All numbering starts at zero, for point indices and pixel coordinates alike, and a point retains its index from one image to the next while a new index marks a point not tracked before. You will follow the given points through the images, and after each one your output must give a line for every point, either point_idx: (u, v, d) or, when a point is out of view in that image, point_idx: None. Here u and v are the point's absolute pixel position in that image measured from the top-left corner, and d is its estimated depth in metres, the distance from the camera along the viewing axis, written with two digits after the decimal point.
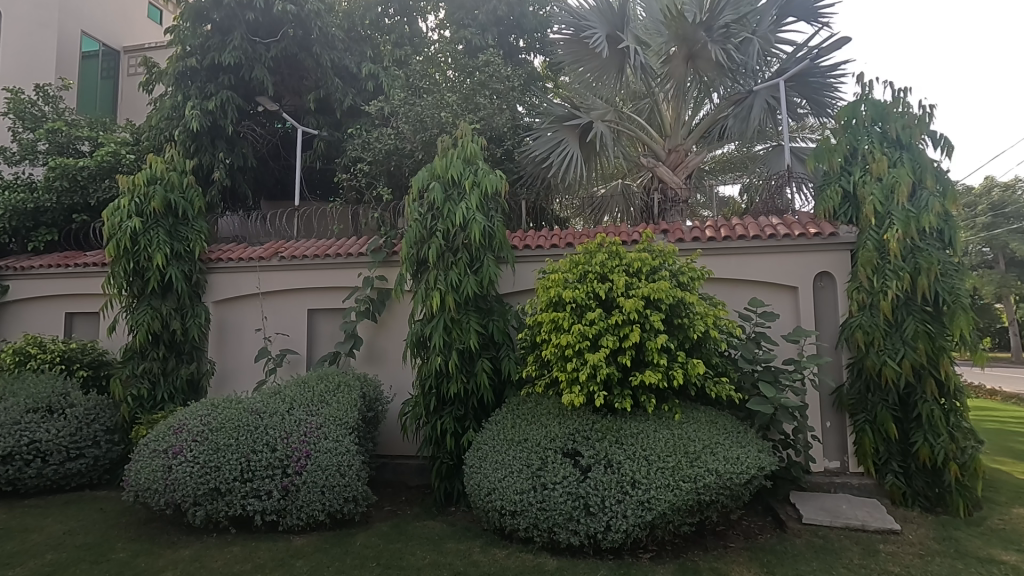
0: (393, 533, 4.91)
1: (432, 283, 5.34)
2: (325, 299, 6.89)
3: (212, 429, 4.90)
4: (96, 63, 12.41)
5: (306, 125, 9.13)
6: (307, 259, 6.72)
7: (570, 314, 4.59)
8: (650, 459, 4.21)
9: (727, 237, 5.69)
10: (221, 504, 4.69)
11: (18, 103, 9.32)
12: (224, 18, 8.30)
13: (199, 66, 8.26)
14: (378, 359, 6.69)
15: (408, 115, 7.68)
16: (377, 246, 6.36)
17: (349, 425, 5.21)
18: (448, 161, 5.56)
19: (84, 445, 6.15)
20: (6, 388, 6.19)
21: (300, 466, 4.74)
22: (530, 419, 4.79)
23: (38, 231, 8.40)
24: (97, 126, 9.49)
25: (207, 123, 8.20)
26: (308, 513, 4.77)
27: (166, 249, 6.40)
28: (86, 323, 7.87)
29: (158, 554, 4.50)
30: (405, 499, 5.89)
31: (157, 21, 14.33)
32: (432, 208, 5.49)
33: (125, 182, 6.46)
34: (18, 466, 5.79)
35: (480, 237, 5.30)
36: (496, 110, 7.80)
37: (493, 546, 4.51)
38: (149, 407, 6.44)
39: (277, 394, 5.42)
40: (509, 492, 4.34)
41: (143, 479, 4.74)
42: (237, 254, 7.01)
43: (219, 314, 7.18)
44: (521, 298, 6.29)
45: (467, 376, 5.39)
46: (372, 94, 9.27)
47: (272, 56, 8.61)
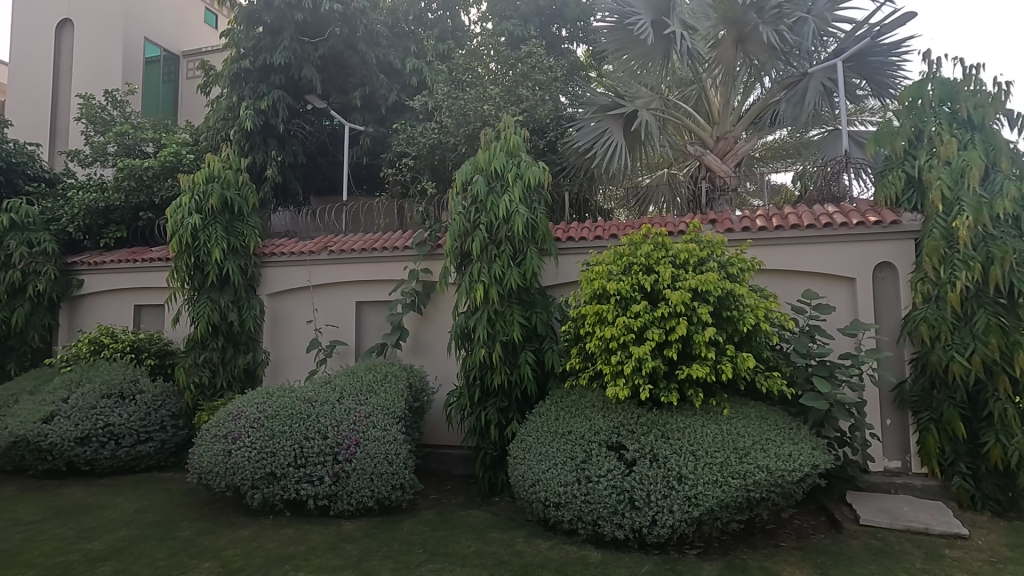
0: (438, 521, 5.01)
1: (475, 275, 5.38)
2: (372, 291, 7.04)
3: (267, 416, 5.13)
4: (158, 67, 12.94)
5: (352, 121, 9.33)
6: (355, 252, 6.90)
7: (614, 307, 4.53)
8: (697, 454, 4.14)
9: (779, 227, 5.50)
10: (277, 488, 4.91)
11: (90, 109, 9.95)
12: (275, 20, 8.51)
13: (252, 67, 8.53)
14: (424, 351, 6.81)
15: (452, 109, 7.71)
16: (422, 239, 6.48)
17: (397, 414, 5.33)
18: (492, 153, 5.58)
19: (153, 429, 6.57)
20: (82, 376, 6.67)
21: (350, 453, 4.91)
22: (573, 412, 4.77)
23: (108, 229, 8.95)
24: (160, 128, 10.01)
25: (260, 122, 8.47)
26: (358, 499, 4.92)
27: (224, 244, 6.71)
28: (153, 315, 8.36)
29: (219, 533, 4.75)
30: (449, 488, 6.00)
31: (212, 25, 14.69)
32: (476, 201, 5.52)
33: (185, 180, 6.79)
34: (94, 447, 6.23)
35: (522, 229, 5.30)
36: (539, 101, 7.74)
37: (537, 537, 4.54)
38: (210, 394, 6.79)
39: (327, 383, 5.61)
40: (553, 484, 4.34)
41: (206, 462, 5.01)
42: (289, 248, 7.27)
43: (273, 307, 7.48)
44: (565, 291, 6.27)
45: (511, 368, 5.41)
46: (416, 89, 9.42)
47: (320, 55, 8.81)
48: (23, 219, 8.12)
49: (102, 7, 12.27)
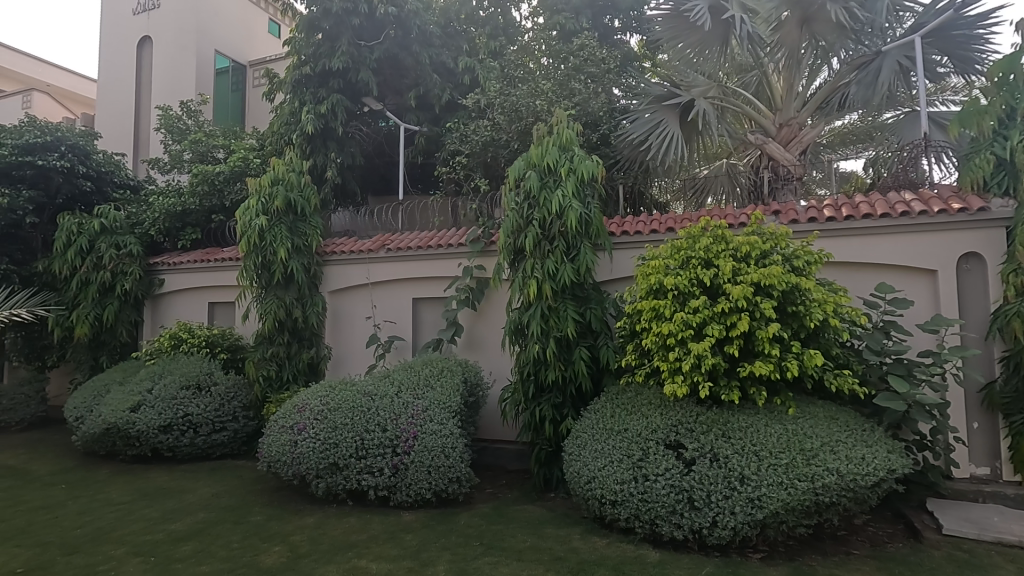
0: (494, 515, 5.06)
1: (529, 271, 5.38)
2: (428, 288, 7.18)
3: (330, 408, 5.34)
4: (227, 78, 13.60)
5: (407, 122, 9.52)
6: (411, 250, 7.05)
7: (672, 302, 4.42)
8: (760, 455, 3.98)
9: (849, 217, 5.19)
10: (340, 478, 5.10)
11: (168, 119, 10.65)
12: (333, 26, 8.79)
13: (312, 73, 8.86)
14: (478, 346, 6.88)
15: (504, 105, 7.69)
16: (476, 236, 6.56)
17: (453, 409, 5.41)
18: (544, 149, 5.56)
19: (226, 419, 6.99)
20: (164, 368, 7.17)
21: (408, 446, 5.04)
22: (629, 409, 4.70)
23: (185, 231, 9.56)
24: (230, 135, 10.57)
25: (321, 125, 8.78)
26: (416, 490, 5.05)
27: (288, 243, 7.03)
28: (225, 312, 8.87)
29: (287, 519, 4.99)
30: (505, 483, 6.05)
31: (276, 35, 15.27)
32: (528, 197, 5.52)
33: (253, 183, 7.16)
34: (175, 435, 6.70)
35: (576, 224, 5.26)
36: (592, 94, 7.63)
37: (593, 535, 4.50)
38: (277, 387, 7.13)
39: (386, 377, 5.78)
40: (609, 481, 4.29)
41: (274, 451, 5.26)
42: (349, 247, 7.52)
43: (335, 303, 7.76)
44: (619, 286, 6.16)
45: (565, 364, 5.38)
46: (469, 87, 9.54)
47: (376, 58, 9.03)
48: (111, 224, 8.79)
49: (177, 24, 13.06)
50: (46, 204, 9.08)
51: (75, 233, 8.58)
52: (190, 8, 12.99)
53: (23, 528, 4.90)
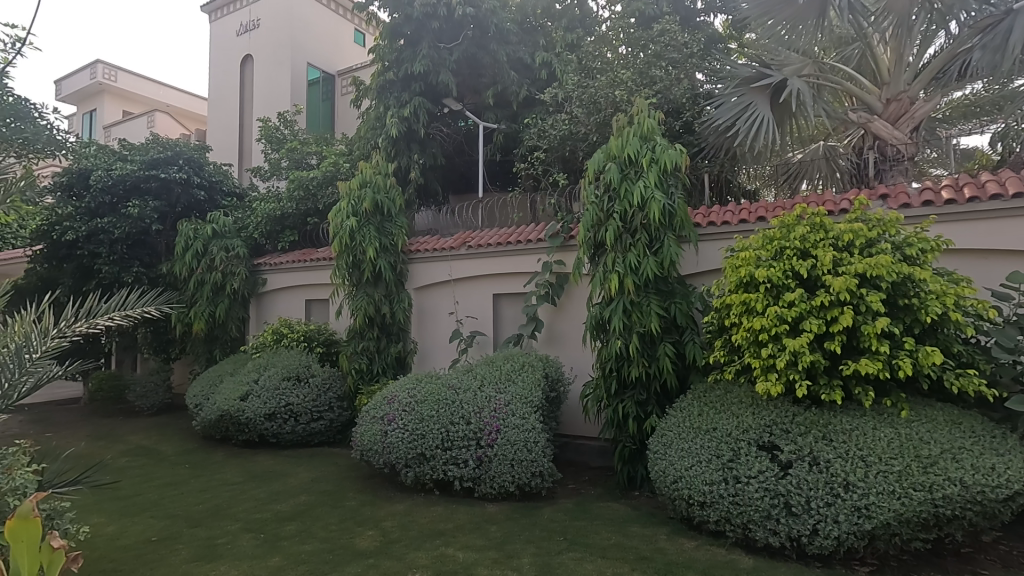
0: (577, 510, 5.04)
1: (610, 265, 5.29)
2: (508, 284, 7.25)
3: (417, 401, 5.55)
4: (318, 88, 14.42)
5: (486, 120, 9.66)
6: (492, 247, 7.15)
7: (764, 296, 4.16)
8: (868, 460, 3.67)
9: (974, 199, 4.64)
10: (427, 468, 5.28)
11: (268, 130, 11.50)
12: (414, 31, 9.08)
13: (395, 78, 9.20)
14: (559, 341, 6.86)
15: (582, 98, 7.58)
16: (555, 231, 6.56)
17: (535, 403, 5.44)
18: (625, 140, 5.43)
19: (323, 408, 7.46)
20: (268, 361, 7.78)
21: (491, 439, 5.13)
22: (718, 407, 4.49)
23: (284, 234, 10.27)
24: (322, 142, 11.23)
25: (404, 128, 9.11)
26: (500, 483, 5.13)
27: (376, 242, 7.38)
28: (321, 308, 9.47)
29: (379, 505, 5.25)
30: (588, 479, 6.01)
31: (361, 44, 15.96)
32: (609, 190, 5.41)
33: (344, 187, 7.57)
34: (279, 422, 7.24)
35: (659, 216, 5.10)
36: (674, 81, 7.34)
37: (680, 536, 4.36)
38: (368, 379, 7.52)
39: (470, 371, 5.91)
40: (697, 482, 4.13)
41: (366, 440, 5.55)
42: (432, 245, 7.75)
43: (420, 300, 8.05)
44: (706, 279, 5.93)
45: (649, 360, 5.24)
46: (546, 82, 9.54)
47: (455, 59, 9.22)
48: (221, 229, 9.63)
49: (275, 41, 14.06)
50: (168, 213, 10.10)
51: (192, 238, 9.48)
52: (285, 25, 13.93)
53: (155, 501, 5.51)
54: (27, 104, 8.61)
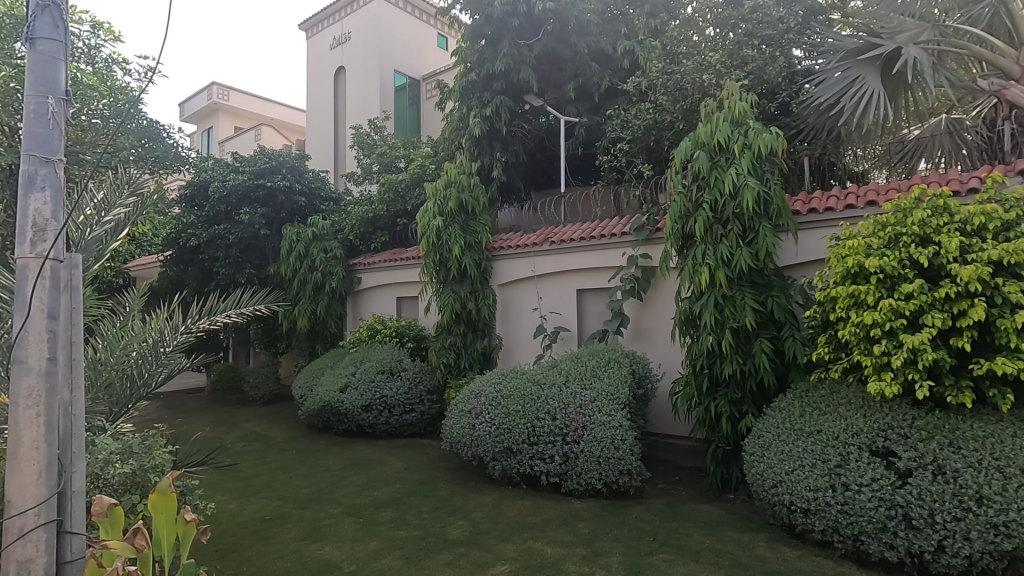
0: (667, 511, 4.89)
1: (699, 258, 5.07)
2: (592, 279, 7.15)
3: (503, 395, 5.64)
4: (404, 93, 14.99)
5: (567, 114, 9.59)
6: (575, 242, 7.09)
7: (876, 287, 3.80)
8: (1006, 472, 3.27)
9: None
10: (514, 462, 5.36)
11: (360, 137, 12.13)
12: (495, 31, 9.17)
13: (477, 78, 9.34)
14: (646, 337, 6.68)
15: (667, 85, 7.28)
16: (640, 224, 6.38)
17: (621, 400, 5.34)
18: (714, 126, 5.16)
19: (414, 401, 7.79)
20: (364, 355, 8.24)
21: (577, 435, 5.11)
22: (822, 409, 4.17)
23: (376, 235, 10.81)
24: (409, 145, 11.68)
25: (486, 128, 9.23)
26: (587, 480, 5.09)
27: (461, 241, 7.57)
28: (410, 305, 9.88)
29: (468, 496, 5.40)
30: (678, 479, 5.81)
31: (444, 47, 16.37)
32: (697, 179, 5.18)
33: (430, 188, 7.83)
34: (374, 413, 7.66)
35: (753, 204, 4.82)
36: (768, 60, 6.87)
37: (781, 544, 4.10)
38: (456, 373, 7.76)
39: (554, 367, 5.91)
40: (800, 488, 3.85)
41: (455, 433, 5.71)
42: (515, 241, 7.82)
43: (504, 296, 8.16)
44: (807, 270, 5.53)
45: (743, 357, 4.97)
46: (629, 71, 9.31)
47: (535, 55, 9.22)
48: (320, 232, 10.31)
49: (365, 51, 14.81)
50: (274, 218, 10.96)
51: (295, 241, 10.23)
52: (374, 35, 14.62)
53: (268, 483, 6.01)
54: (157, 125, 9.67)
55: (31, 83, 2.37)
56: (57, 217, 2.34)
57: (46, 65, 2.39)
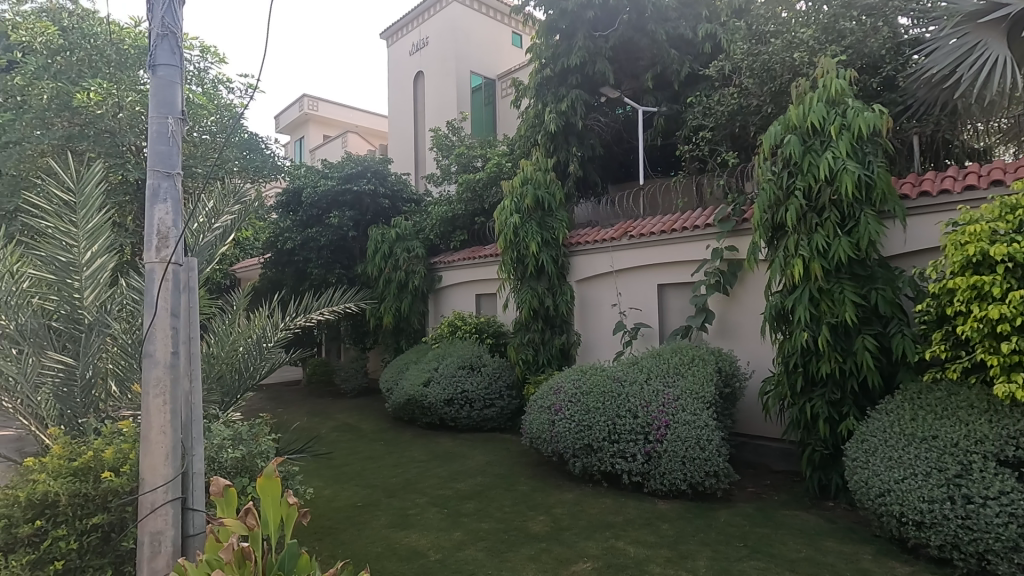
0: (758, 516, 4.65)
1: (792, 249, 4.77)
2: (673, 273, 6.92)
3: (583, 392, 5.60)
4: (481, 94, 15.23)
5: (645, 104, 9.35)
6: (654, 235, 6.90)
7: (1004, 278, 3.39)
8: None
9: None
10: (594, 459, 5.30)
11: (439, 138, 12.48)
12: (570, 25, 9.06)
13: (553, 74, 9.28)
14: (733, 333, 6.38)
15: (753, 67, 6.85)
16: (725, 215, 6.10)
17: (707, 399, 5.15)
18: (807, 107, 4.81)
19: (495, 396, 7.93)
20: (445, 351, 8.49)
21: (660, 434, 4.98)
22: (938, 412, 3.79)
23: (455, 234, 11.09)
24: (485, 145, 11.86)
25: (562, 123, 9.14)
26: (671, 480, 4.95)
27: (538, 237, 7.59)
28: (489, 302, 10.06)
29: (549, 492, 5.42)
30: (770, 483, 5.51)
31: (518, 45, 16.45)
32: (789, 165, 4.86)
33: (507, 185, 7.90)
34: (456, 407, 7.87)
35: (853, 190, 4.45)
36: (869, 31, 6.30)
37: (889, 558, 3.78)
38: (535, 369, 7.82)
39: (635, 364, 5.78)
40: (912, 498, 3.53)
41: (535, 428, 5.74)
42: (593, 237, 7.73)
43: (582, 292, 8.08)
44: (919, 260, 5.04)
45: (843, 355, 4.61)
46: (710, 55, 8.94)
47: (611, 46, 9.02)
48: (403, 232, 10.72)
49: (442, 55, 15.20)
50: (361, 220, 11.53)
51: (380, 242, 10.71)
52: (450, 39, 14.97)
53: (360, 472, 6.36)
54: (257, 138, 10.46)
55: (155, 106, 2.64)
56: (176, 225, 2.60)
57: (167, 89, 2.66)
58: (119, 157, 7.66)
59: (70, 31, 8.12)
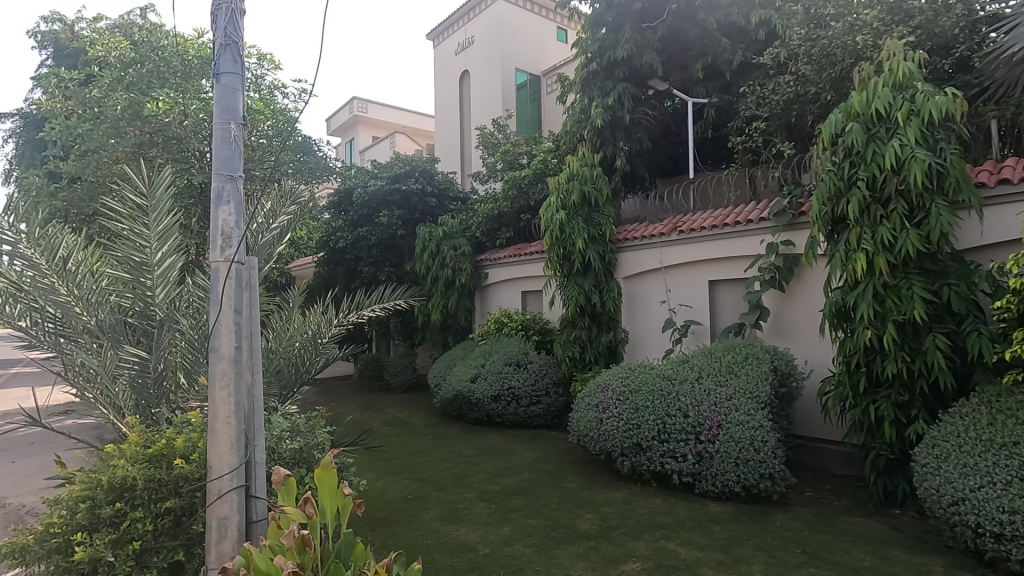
0: (817, 522, 4.46)
1: (854, 243, 4.54)
2: (726, 269, 6.72)
3: (631, 390, 5.52)
4: (526, 91, 15.18)
5: (695, 96, 9.14)
6: (705, 230, 6.71)
7: None
8: None
9: None
10: (643, 459, 5.22)
11: (485, 137, 12.56)
12: (616, 17, 8.89)
13: (599, 68, 9.14)
14: (789, 331, 6.14)
15: (811, 53, 6.54)
16: (781, 208, 5.88)
17: (761, 399, 4.99)
18: (870, 93, 4.55)
19: (541, 393, 7.93)
20: (492, 347, 8.56)
21: (712, 435, 4.85)
22: (1020, 417, 3.54)
23: (501, 231, 11.15)
24: (531, 141, 11.85)
25: (609, 117, 9.00)
26: (723, 482, 4.82)
27: (585, 234, 7.52)
28: (535, 299, 10.06)
29: (597, 490, 5.38)
30: (830, 488, 5.28)
31: (563, 40, 16.33)
32: (850, 154, 4.62)
33: (553, 182, 7.87)
34: (503, 403, 7.92)
35: (922, 179, 4.19)
36: (940, 10, 5.90)
37: (963, 571, 3.56)
38: (581, 367, 7.77)
39: (685, 362, 5.66)
40: (990, 508, 3.31)
41: (582, 426, 5.70)
42: (640, 232, 7.60)
43: (629, 289, 7.96)
44: (998, 254, 4.69)
45: (911, 354, 4.36)
46: (764, 43, 8.64)
47: (659, 37, 8.80)
48: (450, 230, 10.86)
49: (487, 53, 15.28)
50: (409, 219, 11.76)
51: (428, 240, 10.88)
52: (495, 37, 15.03)
53: (409, 465, 6.50)
54: (310, 141, 10.82)
55: (218, 112, 2.78)
56: (239, 226, 2.72)
57: (229, 96, 2.79)
58: (185, 162, 8.09)
59: (140, 45, 8.64)
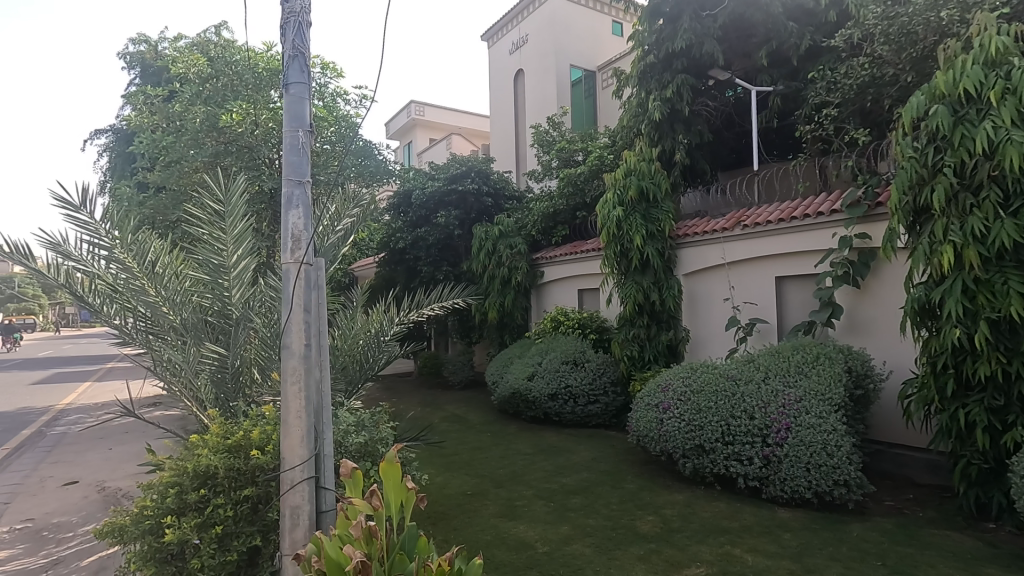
0: (899, 533, 4.18)
1: (939, 235, 4.21)
2: (794, 265, 6.41)
3: (693, 390, 5.36)
4: (580, 87, 15.02)
5: (760, 83, 8.79)
6: (771, 224, 6.43)
7: None
8: None
9: None
10: (706, 461, 5.06)
11: (540, 135, 12.54)
12: (674, 7, 8.61)
13: (656, 60, 8.82)
14: (865, 330, 5.78)
15: (889, 32, 6.09)
16: (855, 199, 5.55)
17: (835, 402, 4.73)
18: (958, 72, 4.20)
19: (599, 392, 7.85)
20: (549, 345, 8.55)
21: (781, 438, 4.65)
22: None
23: (557, 229, 11.11)
24: (586, 138, 11.73)
25: (667, 110, 8.74)
26: (793, 488, 4.60)
27: (643, 230, 7.38)
28: (592, 297, 9.98)
29: (658, 492, 5.27)
30: (913, 497, 4.93)
31: (619, 34, 16.02)
32: (935, 139, 4.29)
33: (610, 178, 7.76)
34: (560, 402, 7.89)
35: (1020, 164, 3.82)
36: None
37: None
38: (640, 366, 7.63)
39: (750, 362, 5.44)
40: None
41: (642, 427, 5.59)
42: (701, 228, 7.37)
43: (690, 286, 7.74)
44: None
45: (1007, 354, 4.00)
46: (836, 24, 8.13)
47: (720, 25, 8.45)
48: (506, 229, 10.93)
49: (541, 51, 15.26)
50: (466, 219, 11.92)
51: (484, 239, 10.99)
52: (549, 34, 14.98)
53: (468, 462, 6.59)
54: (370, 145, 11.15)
55: (287, 120, 2.91)
56: (308, 229, 2.84)
57: (297, 104, 2.91)
58: (256, 169, 8.53)
59: (215, 61, 9.18)
